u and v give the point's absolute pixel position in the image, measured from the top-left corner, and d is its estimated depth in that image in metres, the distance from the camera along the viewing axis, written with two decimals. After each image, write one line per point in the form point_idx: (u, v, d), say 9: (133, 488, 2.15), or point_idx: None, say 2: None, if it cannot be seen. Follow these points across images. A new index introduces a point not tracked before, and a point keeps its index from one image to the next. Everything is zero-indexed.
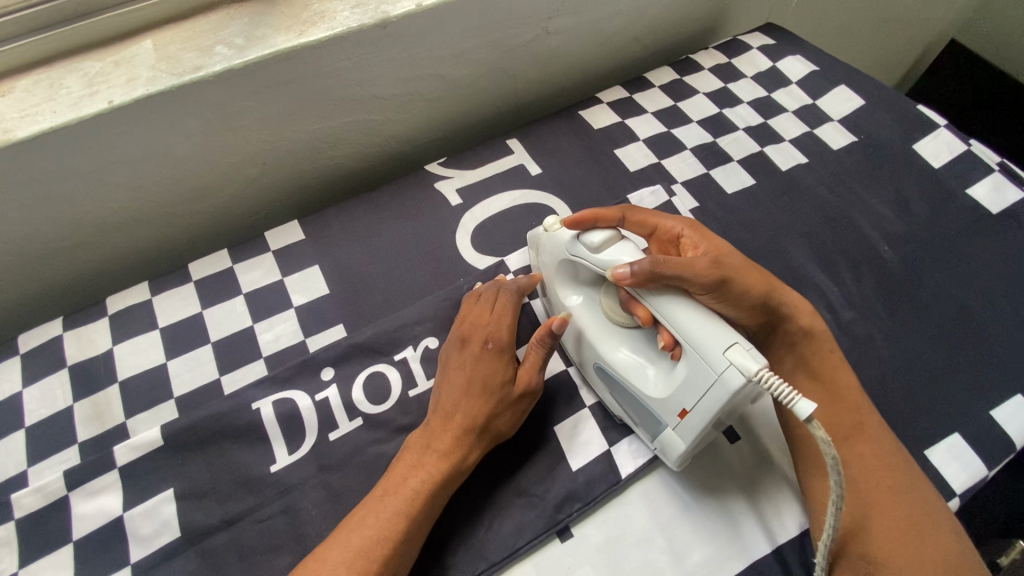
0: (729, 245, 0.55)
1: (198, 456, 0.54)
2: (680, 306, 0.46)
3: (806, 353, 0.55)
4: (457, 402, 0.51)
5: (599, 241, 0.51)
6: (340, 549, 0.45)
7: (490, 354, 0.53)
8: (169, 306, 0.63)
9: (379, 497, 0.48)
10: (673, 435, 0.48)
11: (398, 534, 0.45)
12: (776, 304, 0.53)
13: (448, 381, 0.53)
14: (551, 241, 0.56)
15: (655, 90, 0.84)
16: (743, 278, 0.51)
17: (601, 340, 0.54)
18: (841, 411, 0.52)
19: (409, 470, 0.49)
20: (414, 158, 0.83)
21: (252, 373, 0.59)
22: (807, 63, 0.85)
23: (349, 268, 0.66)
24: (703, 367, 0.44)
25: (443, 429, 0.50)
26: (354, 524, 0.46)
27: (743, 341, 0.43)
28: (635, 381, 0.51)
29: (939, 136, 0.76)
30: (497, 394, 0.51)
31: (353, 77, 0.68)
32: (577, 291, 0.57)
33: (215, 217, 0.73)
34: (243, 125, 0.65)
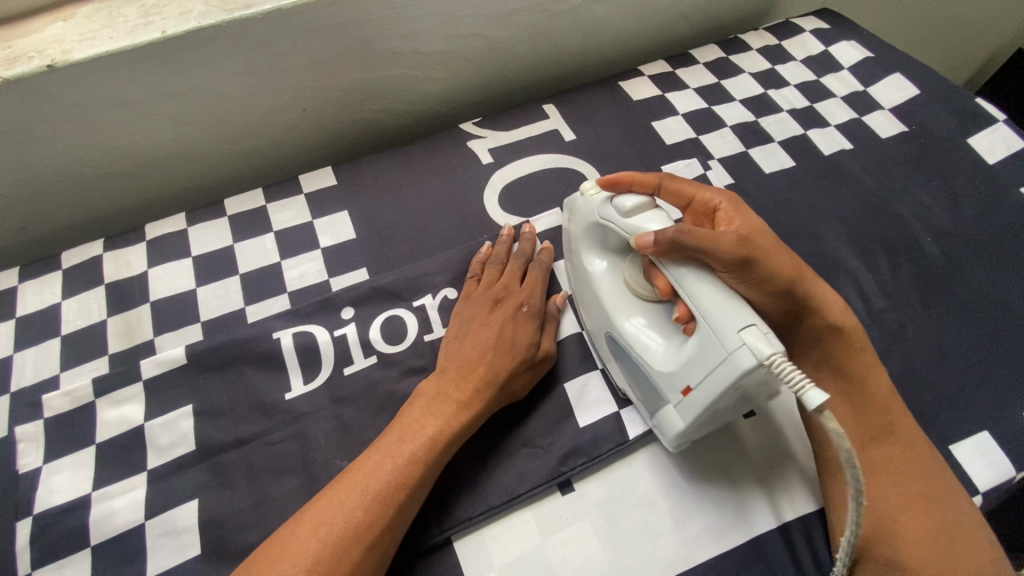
0: (765, 224, 0.53)
1: (218, 378, 0.56)
2: (699, 281, 0.45)
3: (832, 352, 0.52)
4: (484, 356, 0.52)
5: (630, 205, 0.50)
6: (356, 492, 0.45)
7: (522, 317, 0.55)
8: (203, 236, 0.65)
9: (397, 443, 0.48)
10: (673, 412, 0.47)
11: (414, 479, 0.46)
12: (800, 294, 0.50)
13: (475, 334, 0.54)
14: (586, 204, 0.55)
15: (700, 67, 0.82)
16: (773, 258, 0.48)
17: (618, 306, 0.53)
18: (872, 414, 0.50)
19: (424, 417, 0.49)
20: (451, 118, 0.83)
21: (276, 306, 0.61)
22: (861, 49, 0.82)
23: (377, 216, 0.67)
24: (714, 343, 0.43)
25: (465, 380, 0.51)
26: (367, 466, 0.46)
27: (761, 325, 0.41)
28: (643, 353, 0.50)
29: (997, 131, 0.72)
30: (525, 353, 0.53)
31: (395, 29, 0.68)
32: (603, 256, 0.56)
33: (253, 159, 0.74)
34: (285, 69, 0.66)
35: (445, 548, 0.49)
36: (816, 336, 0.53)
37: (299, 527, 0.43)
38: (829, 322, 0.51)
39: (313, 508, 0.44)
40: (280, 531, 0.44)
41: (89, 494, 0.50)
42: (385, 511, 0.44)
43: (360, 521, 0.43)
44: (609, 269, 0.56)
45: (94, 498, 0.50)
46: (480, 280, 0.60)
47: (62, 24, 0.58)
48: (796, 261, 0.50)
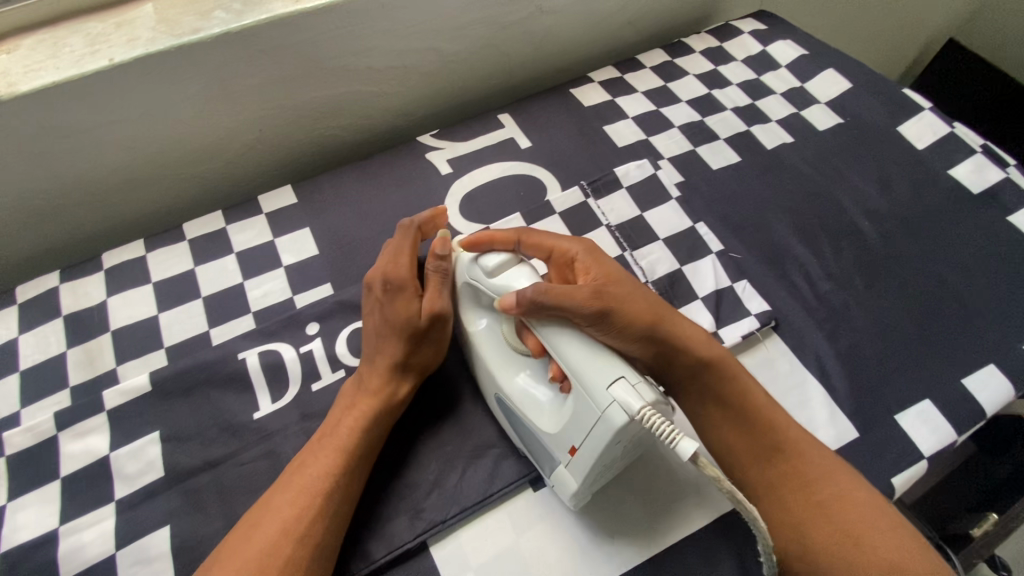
0: (625, 269, 0.52)
1: (185, 402, 0.55)
2: (568, 344, 0.43)
3: (721, 390, 0.51)
4: (381, 348, 0.52)
5: (494, 265, 0.48)
6: (292, 493, 0.46)
7: (392, 295, 0.52)
8: (163, 262, 0.65)
9: (317, 443, 0.50)
10: (565, 471, 0.46)
11: (333, 474, 0.47)
12: (663, 338, 0.49)
13: (371, 329, 0.54)
14: (450, 261, 0.53)
15: (647, 71, 0.85)
16: (631, 306, 0.48)
17: (502, 370, 0.51)
18: (761, 438, 0.50)
19: (344, 414, 0.51)
20: (409, 131, 0.85)
21: (240, 326, 0.61)
22: (796, 47, 0.86)
23: (339, 231, 0.68)
24: (587, 401, 0.42)
25: (372, 374, 0.52)
26: (298, 468, 0.48)
27: (630, 375, 0.41)
28: (528, 410, 0.48)
29: (924, 119, 0.77)
30: (408, 325, 0.52)
31: (347, 48, 0.69)
32: (481, 313, 0.53)
33: (212, 182, 0.74)
34: (238, 91, 0.67)
35: (422, 553, 0.49)
36: (691, 374, 0.51)
37: (243, 533, 0.45)
38: (701, 356, 0.51)
39: (258, 512, 0.46)
40: (227, 540, 0.45)
41: (56, 528, 0.50)
42: (310, 508, 0.45)
43: (294, 521, 0.44)
44: (490, 325, 0.52)
45: (62, 533, 0.49)
46: (372, 266, 0.58)
47: (5, 56, 0.58)
48: (657, 311, 0.50)
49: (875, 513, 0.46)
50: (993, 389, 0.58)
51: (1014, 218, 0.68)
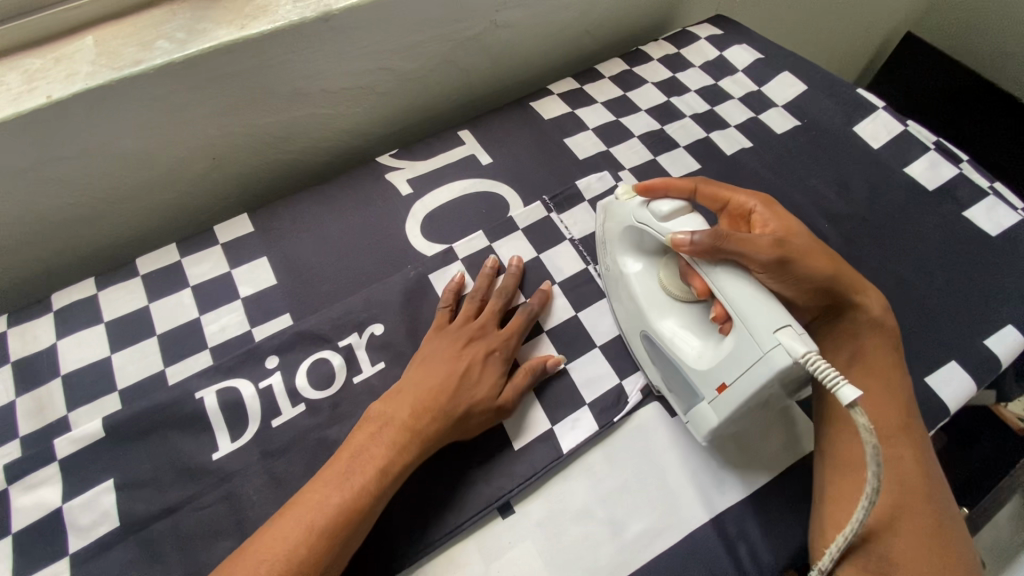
0: (798, 223, 0.56)
1: (141, 446, 0.54)
2: (734, 279, 0.47)
3: (865, 344, 0.55)
4: (439, 387, 0.52)
5: (667, 210, 0.52)
6: (304, 517, 0.45)
7: (491, 363, 0.55)
8: (115, 300, 0.63)
9: (346, 469, 0.48)
10: (707, 408, 0.49)
11: (362, 507, 0.46)
12: (837, 290, 0.54)
13: (434, 364, 0.54)
14: (622, 207, 0.58)
15: (606, 80, 0.85)
16: (807, 259, 0.51)
17: (652, 309, 0.55)
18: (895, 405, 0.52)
19: (376, 442, 0.49)
20: (370, 151, 0.84)
21: (197, 363, 0.59)
22: (752, 51, 0.87)
23: (298, 259, 0.66)
24: (750, 342, 0.45)
25: (417, 412, 0.51)
26: (317, 494, 0.46)
27: (795, 325, 0.44)
28: (676, 352, 0.52)
29: (878, 118, 0.78)
30: (482, 395, 0.53)
31: (299, 71, 0.68)
32: (637, 258, 0.58)
33: (166, 212, 0.73)
34: (187, 120, 0.65)
35: None
36: (840, 320, 0.56)
37: (244, 558, 0.43)
38: (869, 316, 0.55)
39: (265, 534, 0.44)
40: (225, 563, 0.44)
41: None
42: (332, 539, 0.44)
43: (310, 550, 0.43)
44: (644, 268, 0.57)
45: None
46: (437, 323, 0.59)
47: None
48: (832, 260, 0.54)
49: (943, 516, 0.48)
50: (954, 385, 0.58)
51: (968, 213, 0.70)
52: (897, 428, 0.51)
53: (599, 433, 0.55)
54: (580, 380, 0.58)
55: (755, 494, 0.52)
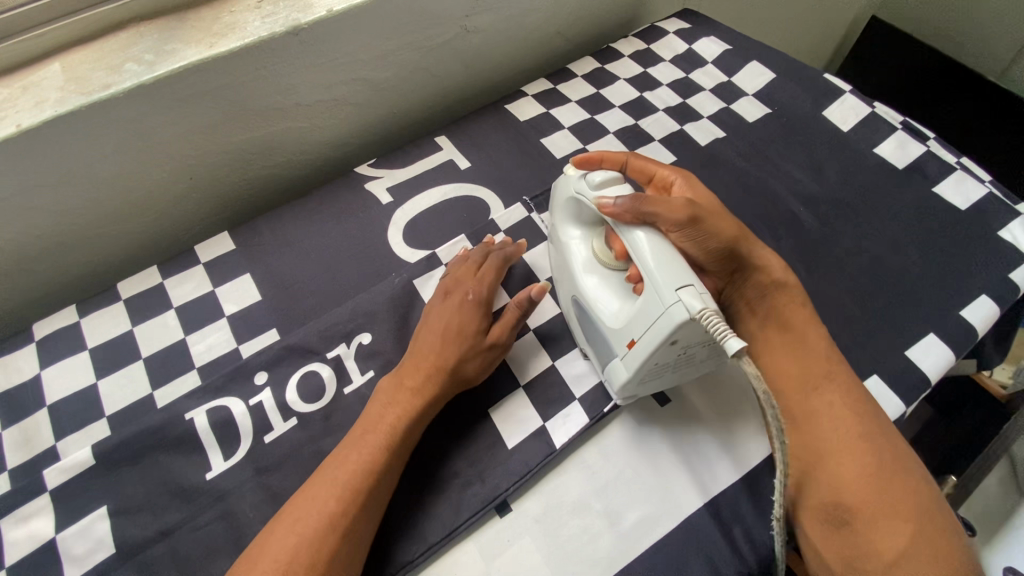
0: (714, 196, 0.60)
1: (132, 471, 0.53)
2: (649, 238, 0.47)
3: (776, 303, 0.57)
4: (430, 342, 0.55)
5: (599, 180, 0.52)
6: (322, 493, 0.46)
7: (469, 305, 0.57)
8: (98, 326, 0.62)
9: (360, 436, 0.50)
10: (620, 364, 0.50)
11: (375, 468, 0.48)
12: (748, 252, 0.56)
13: (424, 326, 0.57)
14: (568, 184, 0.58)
15: (578, 79, 0.86)
16: (716, 220, 0.54)
17: (583, 272, 0.56)
18: (810, 358, 0.55)
19: (383, 411, 0.51)
20: (348, 162, 0.84)
21: (186, 385, 0.59)
22: (720, 43, 0.89)
23: (281, 274, 0.66)
24: (655, 300, 0.45)
25: (415, 369, 0.53)
26: (340, 466, 0.48)
27: (698, 284, 0.43)
28: (597, 310, 0.52)
29: (846, 101, 0.80)
30: (469, 339, 0.55)
31: (272, 86, 0.68)
32: (579, 227, 0.58)
33: (147, 235, 0.72)
34: (160, 141, 0.65)
35: None
36: (760, 291, 0.58)
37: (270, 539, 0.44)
38: (773, 277, 0.57)
39: (281, 519, 0.45)
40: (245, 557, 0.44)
41: None
42: (353, 502, 0.46)
43: (335, 518, 0.45)
44: (582, 238, 0.58)
45: None
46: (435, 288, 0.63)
47: None
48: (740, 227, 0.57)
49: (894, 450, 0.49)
50: (934, 357, 0.60)
51: (937, 189, 0.71)
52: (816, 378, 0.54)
53: (591, 426, 0.55)
54: (570, 373, 0.59)
55: (747, 475, 0.53)
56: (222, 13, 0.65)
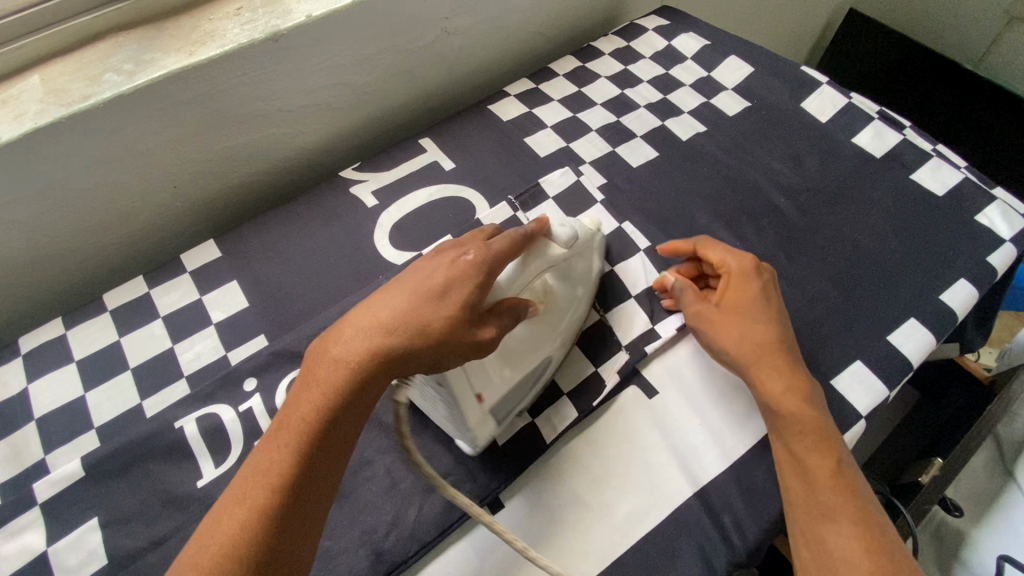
0: (789, 337, 0.54)
1: (123, 482, 0.53)
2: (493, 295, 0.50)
3: (801, 432, 0.49)
4: (389, 306, 0.45)
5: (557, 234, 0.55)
6: (226, 503, 0.40)
7: (460, 266, 0.47)
8: (85, 338, 0.62)
9: (290, 414, 0.42)
10: None
11: (287, 470, 0.40)
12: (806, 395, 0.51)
13: (391, 287, 0.47)
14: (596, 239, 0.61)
15: (560, 78, 0.87)
16: (730, 342, 0.54)
17: None
18: (820, 470, 0.47)
19: (307, 398, 0.42)
20: (332, 166, 0.84)
21: (175, 393, 0.58)
22: (699, 38, 0.90)
23: (268, 280, 0.66)
24: None
25: (361, 339, 0.44)
26: (252, 467, 0.41)
27: None
28: None
29: (824, 93, 0.81)
30: (440, 301, 0.45)
31: (254, 92, 0.68)
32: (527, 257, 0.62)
33: (132, 245, 0.72)
34: (143, 150, 0.65)
35: None
36: (799, 422, 0.50)
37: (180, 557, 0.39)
38: (804, 412, 0.50)
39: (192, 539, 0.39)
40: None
41: None
42: (258, 510, 0.39)
43: (237, 537, 0.38)
44: None
45: None
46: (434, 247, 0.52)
47: None
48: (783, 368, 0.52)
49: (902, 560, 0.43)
50: (916, 341, 0.61)
51: (915, 176, 0.73)
52: (813, 481, 0.47)
53: (579, 421, 0.56)
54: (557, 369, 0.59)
55: (735, 464, 0.54)
56: (201, 21, 0.65)
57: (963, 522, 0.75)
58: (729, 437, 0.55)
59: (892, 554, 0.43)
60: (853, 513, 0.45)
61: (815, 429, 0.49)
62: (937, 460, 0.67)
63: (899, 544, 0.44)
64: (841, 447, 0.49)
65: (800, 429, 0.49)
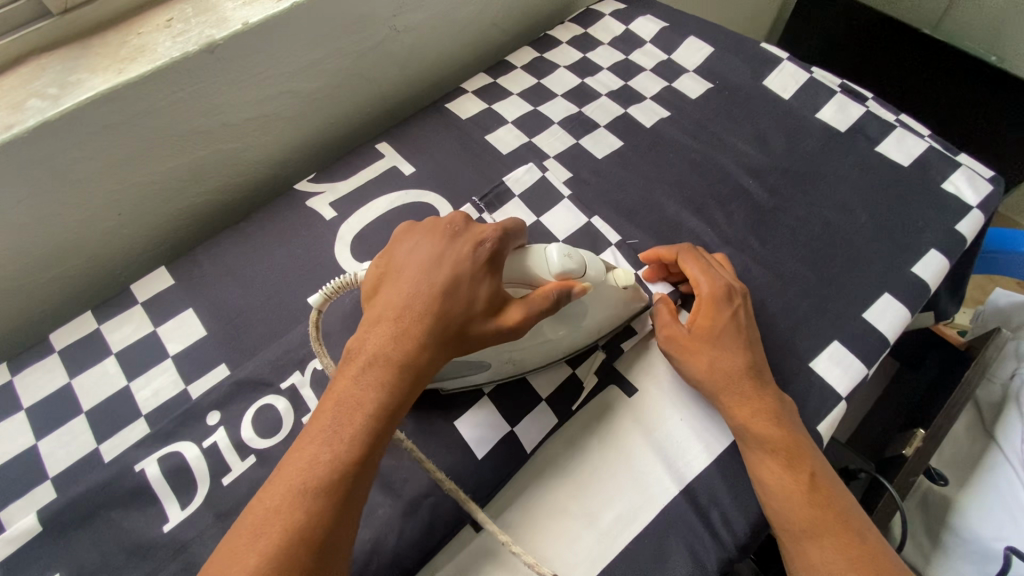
0: (761, 358, 0.53)
1: (83, 533, 0.50)
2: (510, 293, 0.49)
3: (776, 432, 0.49)
4: (432, 298, 0.45)
5: (557, 262, 0.49)
6: (282, 489, 0.39)
7: (480, 253, 0.47)
8: (34, 382, 0.59)
9: (337, 412, 0.42)
10: None
11: (359, 459, 0.40)
12: (776, 405, 0.50)
13: (414, 271, 0.46)
14: (607, 285, 0.53)
15: (518, 71, 0.84)
16: (719, 357, 0.52)
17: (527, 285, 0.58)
18: (797, 467, 0.48)
19: (359, 389, 0.42)
20: (287, 178, 0.80)
21: (133, 434, 0.56)
22: (657, 20, 0.88)
23: (226, 305, 0.63)
24: None
25: (409, 334, 0.44)
26: (303, 455, 0.40)
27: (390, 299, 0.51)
28: None
29: (785, 69, 0.80)
30: (485, 303, 0.46)
31: (196, 107, 0.64)
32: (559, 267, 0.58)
33: (78, 278, 0.68)
34: (79, 178, 0.61)
35: None
36: (771, 420, 0.50)
37: (233, 541, 0.38)
38: (775, 409, 0.50)
39: (246, 520, 0.39)
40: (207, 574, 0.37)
41: None
42: (332, 494, 0.39)
43: (290, 542, 0.37)
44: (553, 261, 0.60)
45: None
46: (432, 227, 0.49)
47: None
48: (757, 378, 0.51)
49: (874, 539, 0.46)
50: (891, 316, 0.60)
51: (880, 148, 0.72)
52: (795, 481, 0.47)
53: (557, 426, 0.55)
54: (534, 373, 0.57)
55: (719, 458, 0.53)
56: (130, 36, 0.61)
57: (948, 488, 0.76)
58: (711, 431, 0.54)
59: (867, 535, 0.46)
60: (833, 505, 0.47)
61: (787, 448, 0.49)
62: (920, 431, 0.67)
63: (866, 522, 0.47)
64: (813, 458, 0.49)
65: (771, 446, 0.49)
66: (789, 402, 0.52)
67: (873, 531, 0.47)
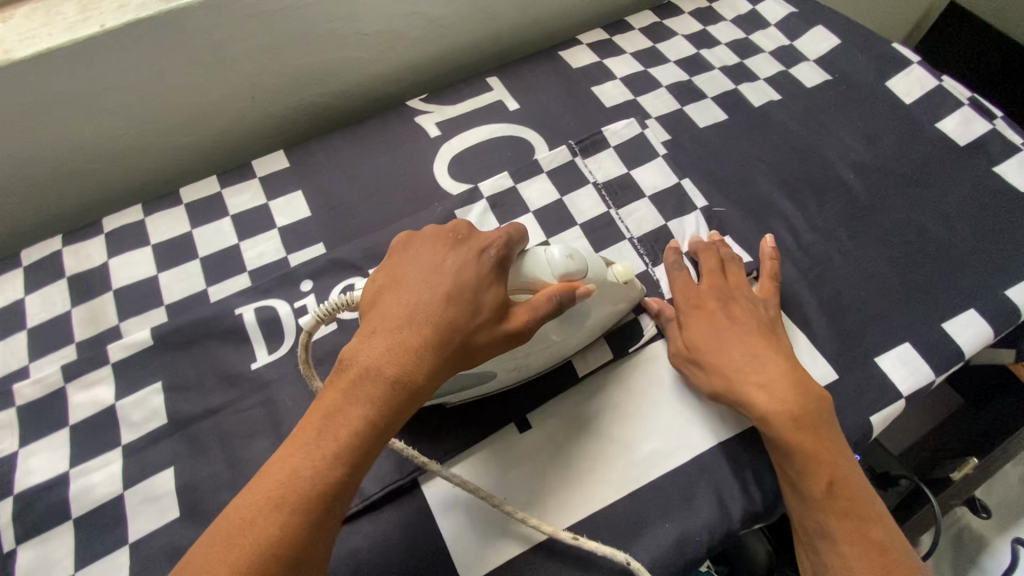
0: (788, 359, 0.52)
1: (186, 355, 0.58)
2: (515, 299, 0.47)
3: (802, 435, 0.48)
4: (432, 313, 0.42)
5: (559, 265, 0.47)
6: (258, 501, 0.37)
7: (483, 263, 0.44)
8: (161, 225, 0.67)
9: (319, 426, 0.39)
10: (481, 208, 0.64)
11: (340, 474, 0.38)
12: (806, 410, 0.49)
13: (415, 280, 0.43)
14: (607, 282, 0.52)
15: (635, 32, 0.85)
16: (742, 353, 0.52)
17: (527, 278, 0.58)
18: (823, 471, 0.47)
19: (348, 404, 0.40)
20: (398, 97, 0.86)
21: (237, 284, 0.63)
22: (786, 5, 0.86)
23: (331, 194, 0.69)
24: None
25: (401, 347, 0.41)
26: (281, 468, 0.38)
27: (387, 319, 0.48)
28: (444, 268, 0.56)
29: (913, 73, 0.77)
30: (486, 315, 0.43)
31: (338, 11, 0.70)
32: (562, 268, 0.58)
33: (206, 148, 0.76)
34: (228, 56, 0.68)
35: (413, 490, 0.52)
36: (799, 424, 0.48)
37: (201, 556, 0.36)
38: (804, 412, 0.49)
39: (219, 529, 0.37)
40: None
41: (67, 471, 0.52)
42: (312, 509, 0.37)
43: (264, 555, 0.36)
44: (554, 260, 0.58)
45: (73, 474, 0.52)
46: (434, 235, 0.46)
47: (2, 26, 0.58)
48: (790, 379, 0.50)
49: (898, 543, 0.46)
50: (972, 332, 0.59)
51: (1000, 168, 0.69)
52: (821, 485, 0.47)
53: (615, 359, 0.57)
54: None
55: None
56: None
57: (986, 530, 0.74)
58: None
59: (891, 540, 0.46)
60: (859, 509, 0.46)
61: (813, 451, 0.47)
62: (972, 458, 0.65)
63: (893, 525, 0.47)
64: (840, 460, 0.48)
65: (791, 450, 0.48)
66: (825, 401, 0.50)
67: (897, 535, 0.46)
